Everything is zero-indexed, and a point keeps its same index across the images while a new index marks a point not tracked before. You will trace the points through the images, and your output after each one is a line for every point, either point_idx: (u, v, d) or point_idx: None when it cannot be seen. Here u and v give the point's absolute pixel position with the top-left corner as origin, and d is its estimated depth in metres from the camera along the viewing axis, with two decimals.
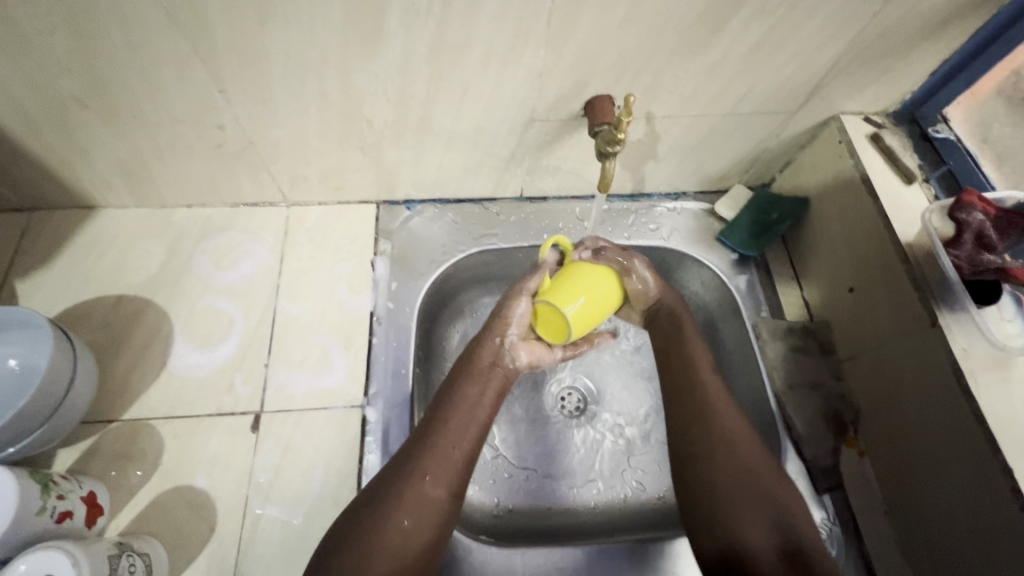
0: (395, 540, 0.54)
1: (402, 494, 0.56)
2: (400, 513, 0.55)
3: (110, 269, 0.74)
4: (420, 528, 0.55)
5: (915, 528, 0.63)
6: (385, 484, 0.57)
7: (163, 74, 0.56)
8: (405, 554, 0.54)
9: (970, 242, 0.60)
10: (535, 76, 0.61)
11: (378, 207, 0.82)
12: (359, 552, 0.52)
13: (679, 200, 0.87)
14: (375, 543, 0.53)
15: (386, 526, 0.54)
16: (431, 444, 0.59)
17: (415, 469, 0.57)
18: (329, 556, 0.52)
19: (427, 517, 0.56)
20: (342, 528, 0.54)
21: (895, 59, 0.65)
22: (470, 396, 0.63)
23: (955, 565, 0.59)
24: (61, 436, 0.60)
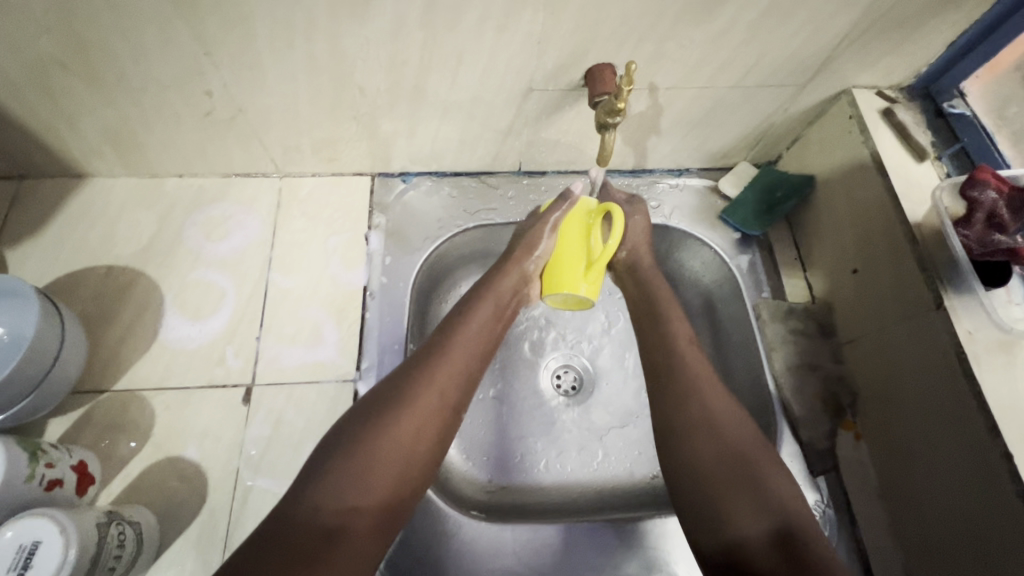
0: (398, 446, 0.51)
1: (411, 401, 0.53)
2: (405, 421, 0.52)
3: (100, 239, 0.73)
4: (424, 436, 0.53)
5: (908, 510, 0.63)
6: (388, 392, 0.54)
7: (145, 35, 0.54)
8: (404, 462, 0.51)
9: (981, 221, 0.58)
10: (533, 43, 0.59)
11: (373, 179, 0.81)
12: (362, 454, 0.49)
13: (682, 176, 0.84)
14: (379, 448, 0.50)
15: (391, 432, 0.51)
16: (440, 359, 0.57)
17: (423, 380, 0.55)
18: (330, 457, 0.50)
19: (429, 429, 0.53)
20: (345, 432, 0.52)
21: (911, 29, 0.62)
22: (480, 318, 0.61)
23: (945, 545, 0.58)
24: (50, 405, 0.60)
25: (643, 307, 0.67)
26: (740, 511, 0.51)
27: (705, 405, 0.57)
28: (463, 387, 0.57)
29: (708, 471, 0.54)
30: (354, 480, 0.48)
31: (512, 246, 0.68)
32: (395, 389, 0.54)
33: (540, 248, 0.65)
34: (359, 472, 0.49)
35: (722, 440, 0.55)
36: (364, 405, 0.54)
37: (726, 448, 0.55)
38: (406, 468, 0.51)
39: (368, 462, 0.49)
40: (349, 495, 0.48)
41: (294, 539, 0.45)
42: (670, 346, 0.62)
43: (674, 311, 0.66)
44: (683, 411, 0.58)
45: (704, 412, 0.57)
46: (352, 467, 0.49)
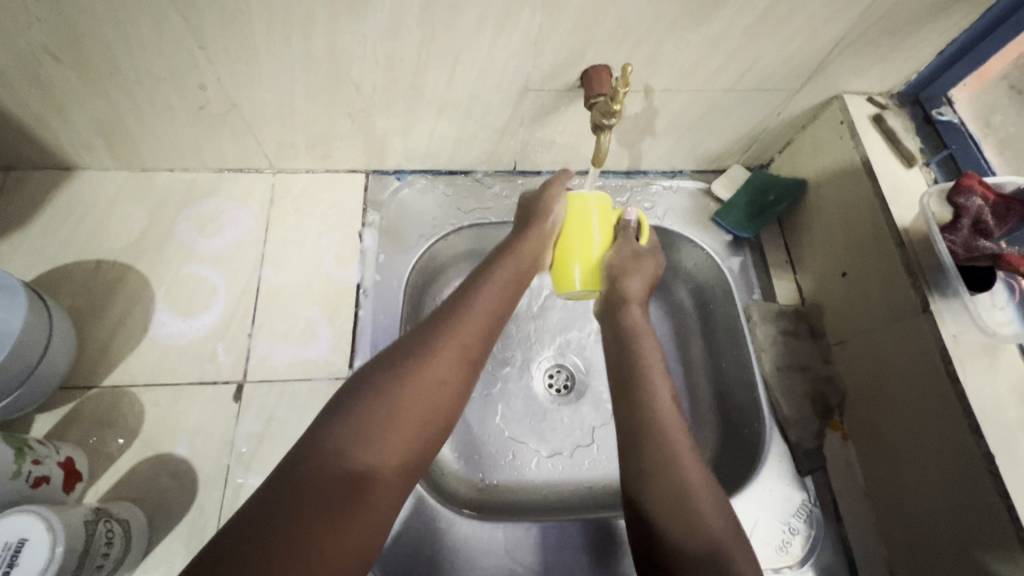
0: (422, 394, 0.49)
1: (436, 351, 0.52)
2: (431, 370, 0.50)
3: (89, 233, 0.72)
4: (448, 386, 0.51)
5: (893, 509, 0.64)
6: (411, 342, 0.52)
7: (140, 27, 0.54)
8: (428, 412, 0.49)
9: (966, 228, 0.59)
10: (531, 43, 0.59)
11: (368, 176, 0.80)
12: (387, 400, 0.47)
13: (675, 179, 0.85)
14: (403, 395, 0.48)
15: (415, 379, 0.49)
16: (463, 315, 0.55)
17: (450, 330, 0.54)
18: (353, 402, 0.47)
19: (456, 376, 0.52)
20: (364, 382, 0.49)
21: (902, 37, 0.63)
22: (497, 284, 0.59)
23: (929, 543, 0.59)
24: (37, 401, 0.59)
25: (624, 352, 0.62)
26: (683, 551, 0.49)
27: (671, 445, 0.54)
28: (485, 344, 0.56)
29: (663, 513, 0.51)
30: (377, 426, 0.46)
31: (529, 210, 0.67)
32: (419, 340, 0.53)
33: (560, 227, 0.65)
34: (383, 418, 0.46)
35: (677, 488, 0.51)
36: (385, 354, 0.52)
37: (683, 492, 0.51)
38: (426, 420, 0.49)
39: (390, 406, 0.47)
40: (370, 440, 0.45)
41: (313, 485, 0.41)
42: (642, 395, 0.58)
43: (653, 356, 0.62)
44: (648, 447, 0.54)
45: (664, 449, 0.54)
46: (376, 412, 0.46)
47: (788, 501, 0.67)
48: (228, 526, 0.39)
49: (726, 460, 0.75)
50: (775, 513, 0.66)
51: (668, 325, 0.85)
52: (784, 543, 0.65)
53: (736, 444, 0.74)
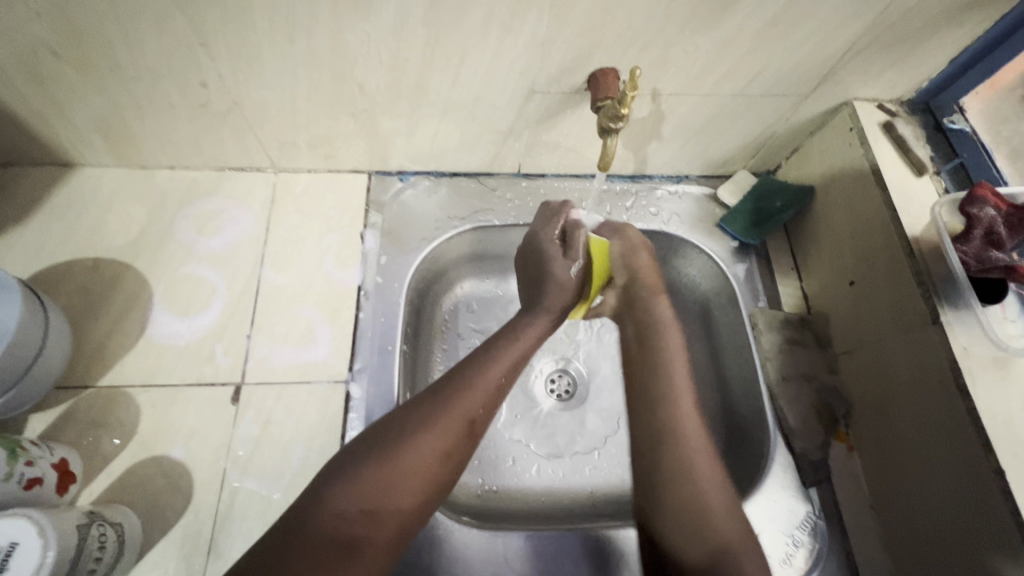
0: (424, 462, 0.50)
1: (441, 420, 0.52)
2: (433, 441, 0.51)
3: (87, 230, 0.71)
4: (453, 453, 0.52)
5: (899, 524, 0.63)
6: (419, 407, 0.53)
7: (141, 24, 0.53)
8: (426, 482, 0.50)
9: (978, 238, 0.58)
10: (538, 44, 0.58)
11: (370, 177, 0.79)
12: (388, 469, 0.49)
13: (681, 183, 0.84)
14: (405, 463, 0.49)
15: (417, 450, 0.50)
16: (473, 379, 0.56)
17: (461, 396, 0.54)
18: (359, 461, 0.49)
19: (459, 448, 0.53)
20: (372, 440, 0.51)
21: (915, 44, 0.62)
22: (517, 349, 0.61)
23: (935, 560, 0.58)
24: (31, 401, 0.59)
25: (648, 355, 0.65)
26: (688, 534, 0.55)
27: (690, 475, 0.56)
28: (492, 413, 0.56)
29: (671, 502, 0.56)
30: (377, 491, 0.48)
31: (541, 254, 0.69)
32: (433, 404, 0.53)
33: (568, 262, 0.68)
34: (383, 485, 0.48)
35: (694, 475, 0.57)
36: (397, 414, 0.53)
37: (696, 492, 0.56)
38: (428, 484, 0.50)
39: (390, 473, 0.48)
40: (368, 501, 0.47)
41: (312, 542, 0.45)
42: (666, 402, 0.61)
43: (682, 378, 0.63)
44: (663, 449, 0.58)
45: (679, 445, 0.58)
46: (377, 478, 0.48)
47: (792, 512, 0.65)
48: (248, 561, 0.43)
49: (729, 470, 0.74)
50: (779, 524, 0.65)
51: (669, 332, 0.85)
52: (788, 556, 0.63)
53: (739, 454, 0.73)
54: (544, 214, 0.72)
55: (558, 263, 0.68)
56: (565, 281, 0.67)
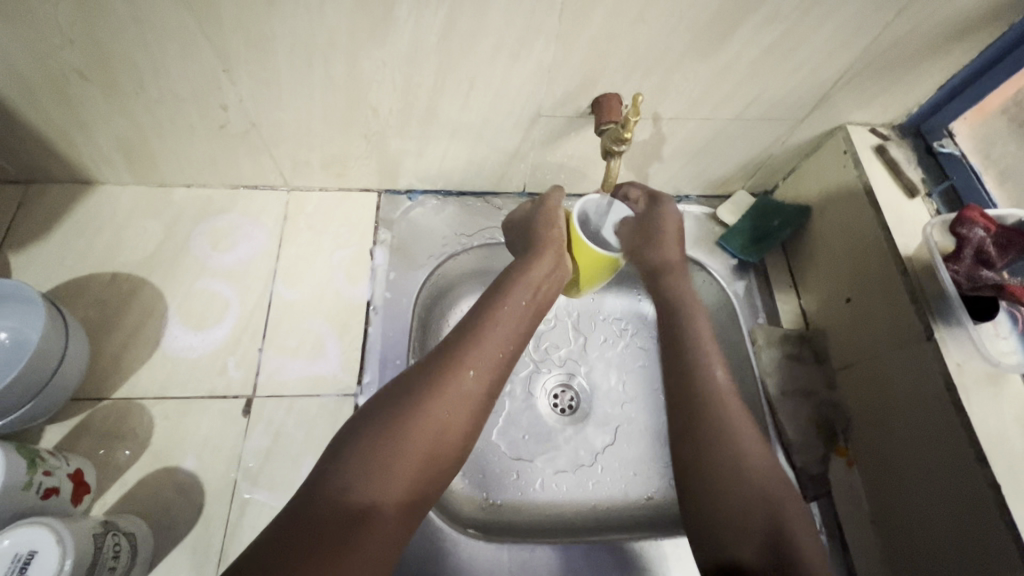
0: (424, 435, 0.50)
1: (444, 385, 0.53)
2: (436, 407, 0.51)
3: (105, 246, 0.73)
4: (453, 424, 0.52)
5: (898, 536, 0.63)
6: (421, 376, 0.53)
7: (168, 50, 0.56)
8: (431, 447, 0.50)
9: (969, 258, 0.60)
10: (545, 70, 0.61)
11: (380, 195, 0.82)
12: (392, 438, 0.49)
13: (681, 203, 0.87)
14: (409, 430, 0.49)
15: (421, 416, 0.50)
16: (474, 344, 0.56)
17: (456, 366, 0.54)
18: (357, 441, 0.49)
19: (460, 417, 0.52)
20: (375, 414, 0.51)
21: (904, 72, 0.65)
22: (514, 303, 0.60)
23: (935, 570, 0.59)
24: (48, 412, 0.60)
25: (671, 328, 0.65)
26: (745, 537, 0.52)
27: (738, 454, 0.55)
28: (495, 377, 0.56)
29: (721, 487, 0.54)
30: (382, 462, 0.48)
31: (530, 230, 0.66)
32: (427, 376, 0.53)
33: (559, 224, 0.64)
34: (388, 453, 0.48)
35: (739, 459, 0.54)
36: (393, 391, 0.53)
37: (764, 498, 0.53)
38: (432, 457, 0.50)
39: (395, 442, 0.49)
40: (373, 475, 0.47)
41: (319, 520, 0.44)
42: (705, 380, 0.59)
43: (714, 355, 0.62)
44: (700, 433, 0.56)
45: (716, 421, 0.56)
46: (382, 447, 0.48)
47: None
48: (251, 551, 0.42)
49: None
50: None
51: None
52: None
53: None
54: (527, 205, 0.70)
55: (546, 223, 0.65)
56: (555, 237, 0.63)
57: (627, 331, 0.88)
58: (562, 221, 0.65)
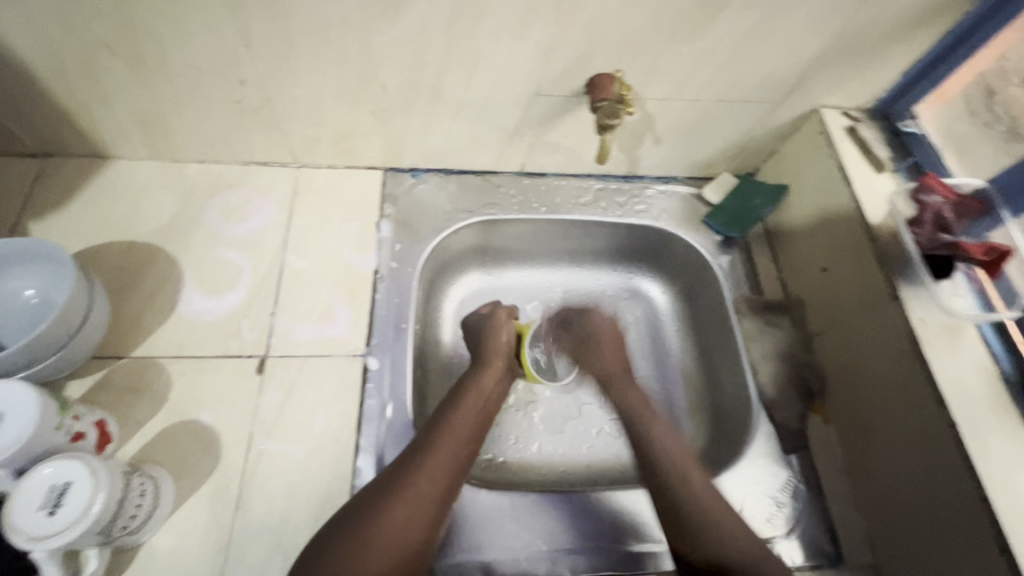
0: (391, 536, 0.54)
1: (403, 490, 0.56)
2: (395, 510, 0.55)
3: (121, 216, 0.77)
4: (416, 523, 0.55)
5: (877, 501, 0.68)
6: (379, 487, 0.57)
7: (192, 24, 0.60)
8: (395, 549, 0.53)
9: (929, 223, 0.66)
10: (544, 50, 0.66)
11: (384, 173, 0.86)
12: (355, 547, 0.52)
13: (670, 183, 0.92)
14: (372, 536, 0.53)
15: (382, 521, 0.54)
16: (427, 451, 0.60)
17: (414, 470, 0.58)
18: (327, 547, 0.52)
19: (422, 512, 0.56)
20: (338, 526, 0.54)
21: (870, 57, 0.71)
22: (465, 407, 0.66)
23: (907, 529, 0.63)
24: (69, 367, 0.63)
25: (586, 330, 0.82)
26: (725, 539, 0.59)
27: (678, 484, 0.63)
28: (451, 473, 0.60)
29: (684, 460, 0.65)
30: (349, 567, 0.51)
31: (479, 343, 0.75)
32: (389, 480, 0.57)
33: (502, 338, 0.75)
34: (352, 563, 0.51)
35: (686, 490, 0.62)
36: (357, 500, 0.56)
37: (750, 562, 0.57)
38: (397, 556, 0.53)
39: (358, 550, 0.52)
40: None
41: None
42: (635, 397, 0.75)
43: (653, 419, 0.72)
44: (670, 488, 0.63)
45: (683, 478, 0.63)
46: (344, 557, 0.51)
47: (774, 476, 0.71)
48: None
49: (716, 445, 0.80)
50: (762, 486, 0.70)
51: (647, 325, 0.92)
52: (771, 515, 0.68)
53: (727, 429, 0.80)
54: (481, 312, 0.79)
55: (490, 338, 0.75)
56: (503, 348, 0.74)
57: (617, 306, 0.93)
58: (505, 336, 0.75)
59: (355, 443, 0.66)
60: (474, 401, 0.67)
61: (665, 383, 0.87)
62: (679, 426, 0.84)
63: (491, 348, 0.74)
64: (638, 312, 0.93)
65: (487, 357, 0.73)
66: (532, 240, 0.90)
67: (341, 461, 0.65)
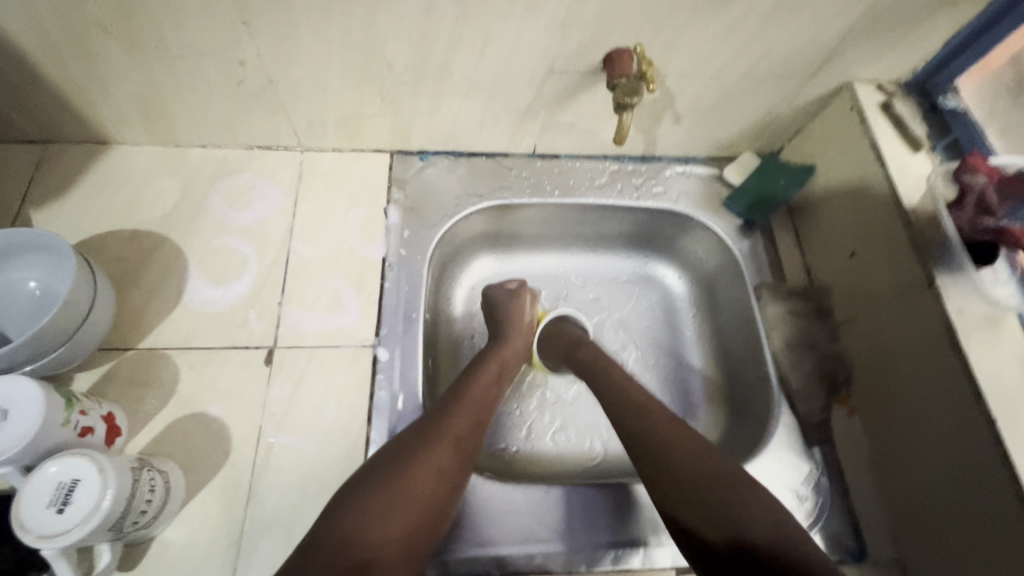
0: (423, 485, 0.52)
1: (431, 444, 0.55)
2: (427, 462, 0.54)
3: (124, 204, 0.75)
4: (445, 479, 0.54)
5: (903, 495, 0.65)
6: (406, 441, 0.56)
7: (187, 1, 0.56)
8: (426, 498, 0.52)
9: (971, 206, 0.62)
10: (559, 24, 0.62)
11: (392, 156, 0.83)
12: (389, 491, 0.51)
13: (689, 164, 0.88)
14: (404, 483, 0.52)
15: (415, 470, 0.53)
16: (453, 412, 0.59)
17: (441, 427, 0.57)
18: (360, 488, 0.51)
19: (451, 467, 0.55)
20: (368, 474, 0.53)
21: (910, 26, 0.66)
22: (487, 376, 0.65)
23: (935, 523, 0.61)
24: (76, 360, 0.62)
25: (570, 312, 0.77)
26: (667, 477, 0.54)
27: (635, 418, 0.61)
28: (475, 434, 0.59)
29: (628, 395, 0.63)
30: (383, 508, 0.49)
31: (500, 316, 0.74)
32: (416, 435, 0.56)
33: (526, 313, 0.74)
34: (387, 507, 0.50)
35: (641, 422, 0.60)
36: (384, 453, 0.55)
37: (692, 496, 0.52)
38: (427, 505, 0.52)
39: (392, 493, 0.51)
40: (375, 523, 0.48)
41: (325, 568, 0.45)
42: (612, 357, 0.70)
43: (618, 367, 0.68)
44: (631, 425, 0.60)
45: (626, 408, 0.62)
46: (380, 500, 0.50)
47: (797, 470, 0.69)
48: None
49: (735, 436, 0.78)
50: (784, 480, 0.68)
51: (664, 311, 0.89)
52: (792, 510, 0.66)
53: (747, 420, 0.77)
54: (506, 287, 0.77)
55: (513, 312, 0.74)
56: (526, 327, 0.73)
57: (632, 291, 0.90)
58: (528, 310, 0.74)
59: (366, 436, 0.65)
60: (495, 369, 0.67)
61: (682, 371, 0.85)
62: (696, 416, 0.82)
63: (514, 322, 0.73)
64: (654, 297, 0.90)
65: (507, 330, 0.72)
66: (544, 225, 0.87)
67: (352, 455, 0.64)
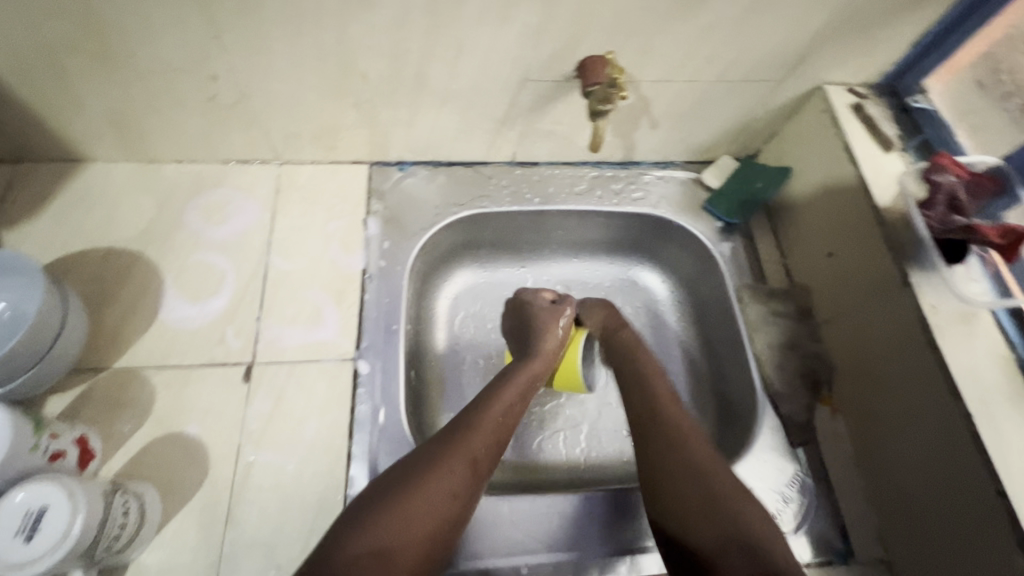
0: (433, 506, 0.50)
1: (446, 463, 0.53)
2: (441, 482, 0.51)
3: (98, 222, 0.74)
4: (457, 501, 0.52)
5: (886, 492, 0.66)
6: (420, 457, 0.54)
7: (156, 18, 0.56)
8: (436, 521, 0.50)
9: (941, 204, 0.63)
10: (531, 32, 0.62)
11: (371, 167, 0.83)
12: (399, 510, 0.49)
13: (668, 169, 0.88)
14: (421, 501, 0.50)
15: (428, 489, 0.51)
16: (471, 429, 0.57)
17: (458, 447, 0.55)
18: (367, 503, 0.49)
19: (465, 490, 0.53)
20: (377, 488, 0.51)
21: (877, 29, 0.67)
22: (512, 392, 0.62)
23: (916, 521, 0.62)
24: (48, 383, 0.61)
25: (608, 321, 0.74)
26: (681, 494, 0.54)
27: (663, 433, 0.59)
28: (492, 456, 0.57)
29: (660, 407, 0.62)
30: (392, 526, 0.47)
31: (530, 329, 0.71)
32: (431, 452, 0.54)
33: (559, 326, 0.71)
34: (396, 523, 0.48)
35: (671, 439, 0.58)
36: (395, 469, 0.53)
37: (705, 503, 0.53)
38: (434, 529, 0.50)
39: (399, 513, 0.48)
40: (379, 540, 0.46)
41: None
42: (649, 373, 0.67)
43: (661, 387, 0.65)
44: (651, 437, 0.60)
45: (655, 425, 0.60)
46: (389, 518, 0.48)
47: (781, 471, 0.69)
48: None
49: (720, 439, 0.78)
50: (768, 482, 0.68)
51: (647, 316, 0.89)
52: (777, 511, 0.66)
53: (731, 423, 0.77)
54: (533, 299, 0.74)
55: (545, 327, 0.71)
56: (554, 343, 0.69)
57: (615, 297, 0.90)
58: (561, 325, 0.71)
59: (347, 451, 0.64)
60: (522, 384, 0.64)
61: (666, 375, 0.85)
62: None
63: (546, 335, 0.70)
64: (637, 302, 0.90)
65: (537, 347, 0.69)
66: (525, 233, 0.87)
67: (333, 471, 0.63)
